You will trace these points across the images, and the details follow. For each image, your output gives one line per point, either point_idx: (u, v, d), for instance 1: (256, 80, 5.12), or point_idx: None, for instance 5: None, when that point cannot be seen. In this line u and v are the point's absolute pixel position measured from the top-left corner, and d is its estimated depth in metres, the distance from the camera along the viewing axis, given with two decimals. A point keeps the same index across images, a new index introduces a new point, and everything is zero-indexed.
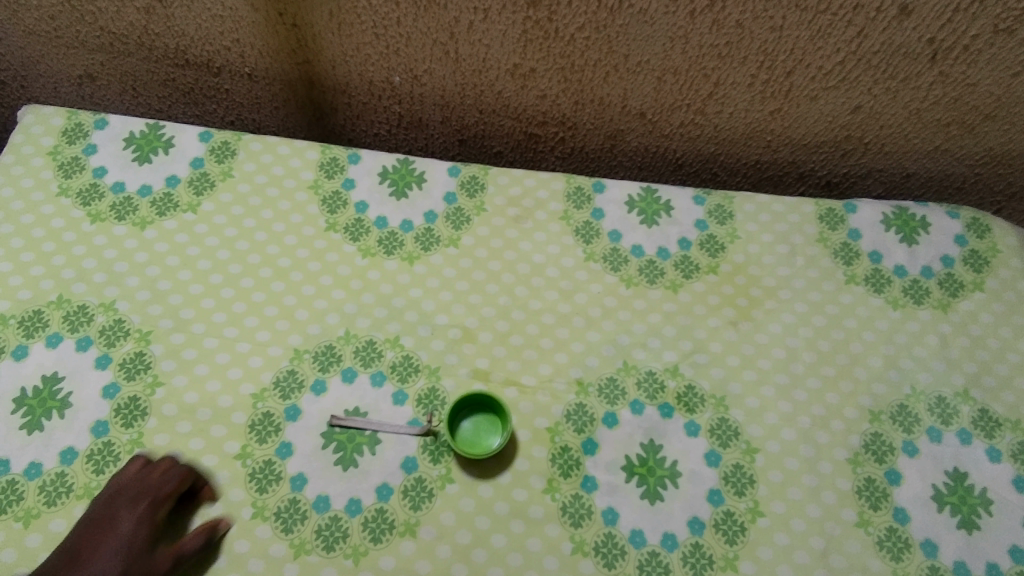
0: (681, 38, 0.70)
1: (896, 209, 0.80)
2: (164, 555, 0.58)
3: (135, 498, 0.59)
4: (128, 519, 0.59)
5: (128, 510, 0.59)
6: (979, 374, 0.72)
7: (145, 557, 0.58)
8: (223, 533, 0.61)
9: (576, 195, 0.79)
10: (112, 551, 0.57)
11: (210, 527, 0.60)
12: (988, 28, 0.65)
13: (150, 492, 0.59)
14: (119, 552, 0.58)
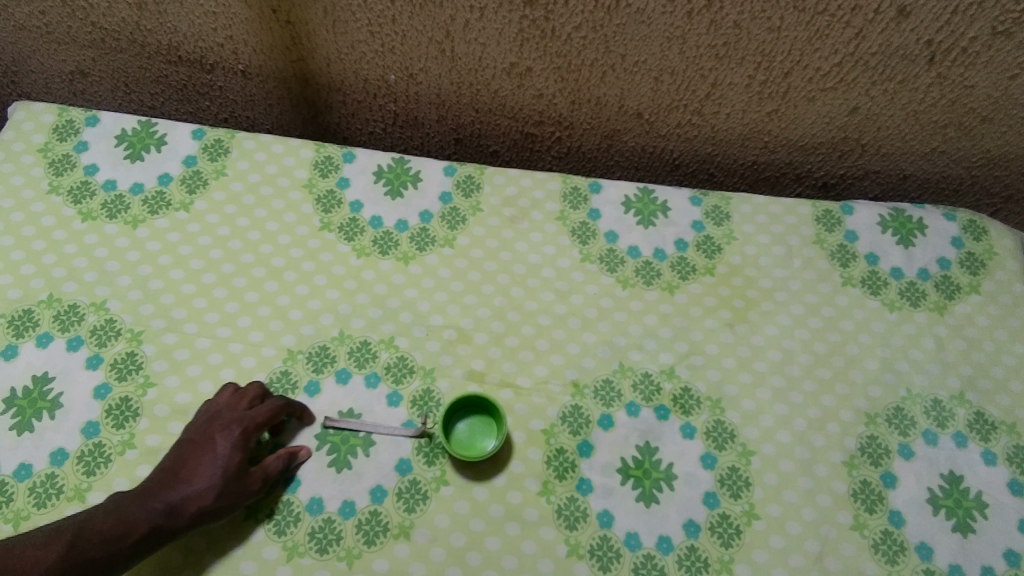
0: (679, 39, 0.69)
1: (893, 211, 0.79)
2: (258, 473, 0.61)
3: (230, 421, 0.62)
4: (224, 440, 0.61)
5: (224, 433, 0.61)
6: (975, 377, 0.72)
7: (240, 475, 0.60)
8: (311, 459, 0.64)
9: (572, 196, 0.79)
10: (209, 468, 0.60)
11: (298, 453, 0.64)
12: (986, 30, 0.65)
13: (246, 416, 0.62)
14: (218, 469, 0.60)
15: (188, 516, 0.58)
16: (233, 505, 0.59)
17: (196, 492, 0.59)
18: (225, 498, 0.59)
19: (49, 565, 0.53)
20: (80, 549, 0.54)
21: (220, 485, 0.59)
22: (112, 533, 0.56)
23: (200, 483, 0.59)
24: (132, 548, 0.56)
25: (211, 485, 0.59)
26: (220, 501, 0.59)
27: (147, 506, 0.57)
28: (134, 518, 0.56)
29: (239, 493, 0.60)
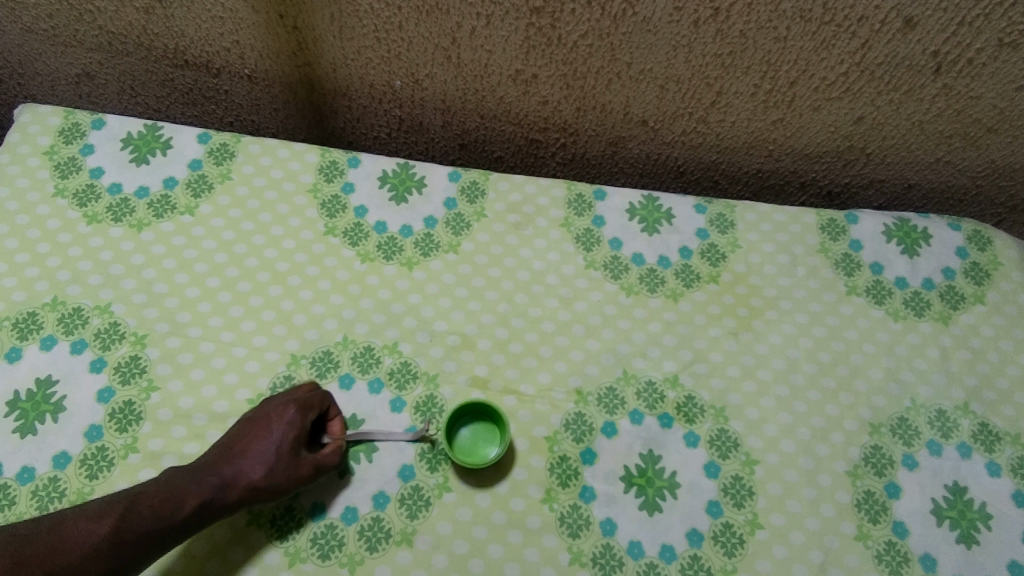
0: (685, 48, 0.69)
1: (897, 220, 0.79)
2: (310, 458, 0.62)
3: (286, 406, 0.63)
4: (278, 421, 0.62)
5: (278, 415, 0.63)
6: (979, 388, 0.72)
7: (293, 457, 0.61)
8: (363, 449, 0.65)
9: (577, 203, 0.79)
10: (263, 448, 0.61)
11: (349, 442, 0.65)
12: (992, 42, 0.65)
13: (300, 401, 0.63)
14: (273, 450, 0.61)
15: (237, 494, 0.59)
16: (284, 487, 0.60)
17: (249, 470, 0.60)
18: (278, 478, 0.60)
19: (100, 538, 0.54)
20: (131, 520, 0.55)
21: (274, 465, 0.60)
22: (163, 507, 0.56)
23: (254, 463, 0.60)
24: (182, 521, 0.57)
25: (263, 464, 0.60)
26: (272, 480, 0.60)
27: (200, 482, 0.59)
28: (187, 493, 0.58)
29: (291, 475, 0.60)
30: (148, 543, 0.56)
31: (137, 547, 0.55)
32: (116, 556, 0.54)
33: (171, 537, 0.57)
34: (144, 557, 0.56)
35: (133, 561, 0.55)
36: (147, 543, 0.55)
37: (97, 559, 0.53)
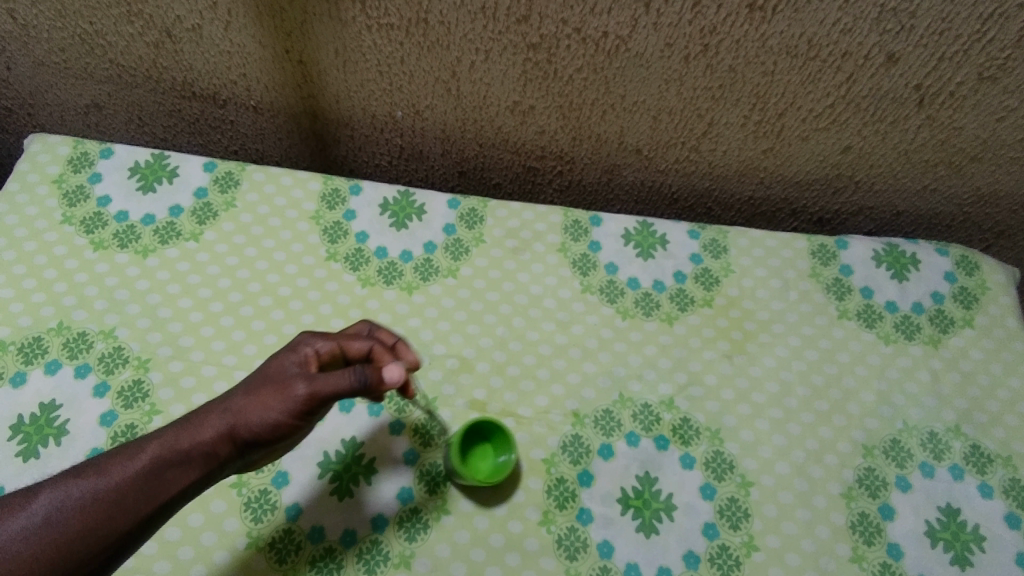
0: (676, 81, 0.72)
1: (886, 245, 0.81)
2: (300, 374, 0.54)
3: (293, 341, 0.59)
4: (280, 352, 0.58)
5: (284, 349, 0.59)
6: (970, 410, 0.73)
7: (282, 376, 0.55)
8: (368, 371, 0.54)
9: (573, 228, 0.81)
10: (259, 374, 0.56)
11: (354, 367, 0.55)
12: (972, 75, 0.67)
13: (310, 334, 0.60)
14: (264, 374, 0.55)
15: (217, 425, 0.53)
16: (269, 404, 0.53)
17: (235, 396, 0.54)
18: (262, 396, 0.54)
19: (35, 512, 0.48)
20: (86, 477, 0.50)
21: (260, 385, 0.54)
22: (128, 453, 0.51)
23: (243, 387, 0.55)
24: (146, 468, 0.51)
25: (251, 388, 0.55)
26: (256, 398, 0.54)
27: (178, 424, 0.53)
28: (162, 432, 0.53)
29: (276, 393, 0.53)
30: (102, 504, 0.49)
31: (88, 509, 0.49)
32: (55, 527, 0.48)
33: (137, 490, 0.50)
34: (101, 522, 0.48)
35: (83, 527, 0.48)
36: (86, 507, 0.49)
37: (37, 530, 0.48)
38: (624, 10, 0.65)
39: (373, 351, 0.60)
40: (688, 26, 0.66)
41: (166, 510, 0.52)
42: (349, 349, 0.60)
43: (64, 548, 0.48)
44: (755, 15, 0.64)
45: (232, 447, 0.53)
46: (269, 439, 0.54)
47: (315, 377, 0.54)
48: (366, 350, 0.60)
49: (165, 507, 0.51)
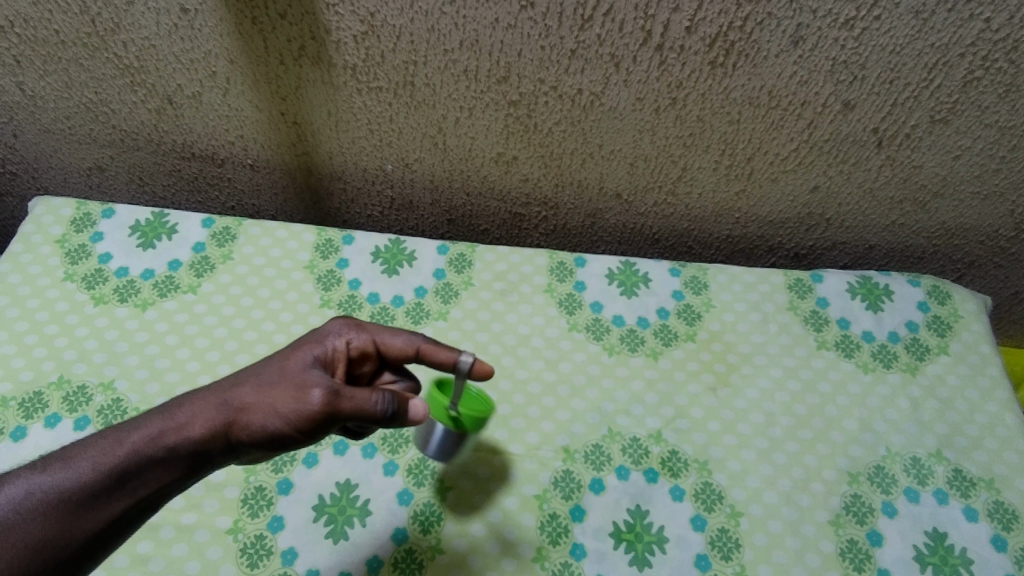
0: (649, 131, 0.76)
1: (860, 278, 0.85)
2: (324, 378, 0.54)
3: (323, 330, 0.60)
4: (304, 343, 0.58)
5: (313, 334, 0.59)
6: (950, 435, 0.75)
7: (302, 375, 0.54)
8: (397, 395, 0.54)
9: (558, 270, 0.84)
10: (280, 363, 0.55)
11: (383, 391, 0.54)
12: (925, 118, 0.71)
13: (348, 326, 0.61)
14: (282, 371, 0.54)
15: (216, 418, 0.51)
16: (279, 406, 0.52)
17: (243, 387, 0.53)
18: (273, 394, 0.52)
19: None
20: (53, 469, 0.46)
21: (275, 381, 0.53)
22: (107, 443, 0.48)
23: (257, 378, 0.54)
24: (125, 461, 0.48)
25: (263, 381, 0.53)
26: (268, 395, 0.52)
27: (167, 414, 0.51)
28: (152, 419, 0.50)
29: (288, 395, 0.52)
30: (73, 499, 0.45)
31: (53, 507, 0.45)
32: (18, 525, 0.44)
33: (115, 485, 0.47)
34: (71, 523, 0.45)
35: (51, 524, 0.44)
36: (54, 503, 0.45)
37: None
38: (596, 68, 0.70)
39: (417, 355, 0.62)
40: (657, 81, 0.70)
41: (143, 507, 0.49)
42: (385, 349, 0.62)
43: (20, 551, 0.43)
44: (717, 70, 0.69)
45: (225, 445, 0.51)
46: (267, 443, 0.52)
47: (338, 394, 0.52)
48: (409, 350, 0.62)
49: (141, 503, 0.49)
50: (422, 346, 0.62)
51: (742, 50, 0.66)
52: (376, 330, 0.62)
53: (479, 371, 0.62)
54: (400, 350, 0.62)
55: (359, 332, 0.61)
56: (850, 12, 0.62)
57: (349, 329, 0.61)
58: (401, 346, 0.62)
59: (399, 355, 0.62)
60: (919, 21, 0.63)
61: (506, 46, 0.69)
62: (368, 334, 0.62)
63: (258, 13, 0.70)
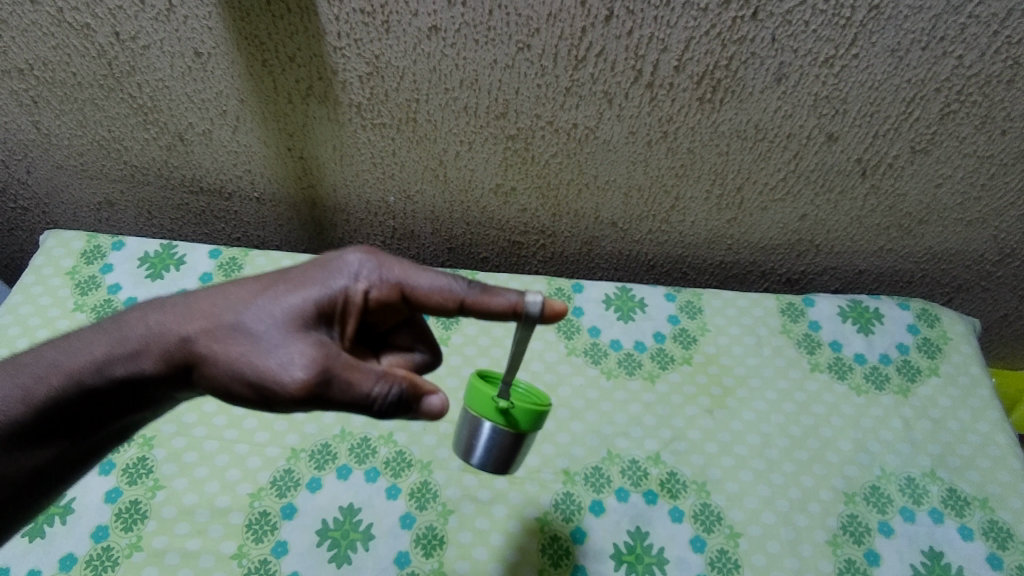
0: (642, 162, 0.79)
1: (850, 302, 0.87)
2: (317, 349, 0.48)
3: (336, 265, 0.52)
4: (307, 278, 0.51)
5: (320, 270, 0.52)
6: (944, 455, 0.76)
7: (286, 333, 0.48)
8: (406, 389, 0.49)
9: (557, 296, 0.86)
10: (267, 296, 0.50)
11: (384, 381, 0.49)
12: (906, 149, 0.74)
13: (367, 265, 0.53)
14: (266, 307, 0.49)
15: (171, 351, 0.50)
16: (247, 360, 0.48)
17: (215, 317, 0.49)
18: (241, 338, 0.49)
19: None
20: None
21: (249, 319, 0.49)
22: (44, 370, 0.50)
23: (234, 311, 0.49)
24: (65, 390, 0.49)
25: (237, 317, 0.49)
26: (235, 336, 0.49)
27: (117, 337, 0.51)
28: (99, 343, 0.50)
29: (259, 353, 0.48)
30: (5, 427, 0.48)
31: None
32: None
33: (48, 415, 0.50)
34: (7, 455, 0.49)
35: None
36: None
37: None
38: (590, 104, 0.73)
39: (462, 303, 0.52)
40: (648, 116, 0.74)
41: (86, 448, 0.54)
42: (418, 295, 0.53)
43: None
44: (705, 106, 0.72)
45: (177, 380, 0.51)
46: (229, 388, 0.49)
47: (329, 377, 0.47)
48: (447, 299, 0.52)
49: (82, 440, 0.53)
50: (468, 290, 0.52)
51: (728, 87, 0.70)
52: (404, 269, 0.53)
53: (546, 315, 0.51)
54: (440, 295, 0.52)
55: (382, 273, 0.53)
56: (829, 51, 0.65)
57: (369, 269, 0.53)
58: (441, 288, 0.52)
59: (437, 302, 0.52)
60: (895, 59, 0.66)
61: (504, 84, 0.72)
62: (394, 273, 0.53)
63: (267, 56, 0.73)
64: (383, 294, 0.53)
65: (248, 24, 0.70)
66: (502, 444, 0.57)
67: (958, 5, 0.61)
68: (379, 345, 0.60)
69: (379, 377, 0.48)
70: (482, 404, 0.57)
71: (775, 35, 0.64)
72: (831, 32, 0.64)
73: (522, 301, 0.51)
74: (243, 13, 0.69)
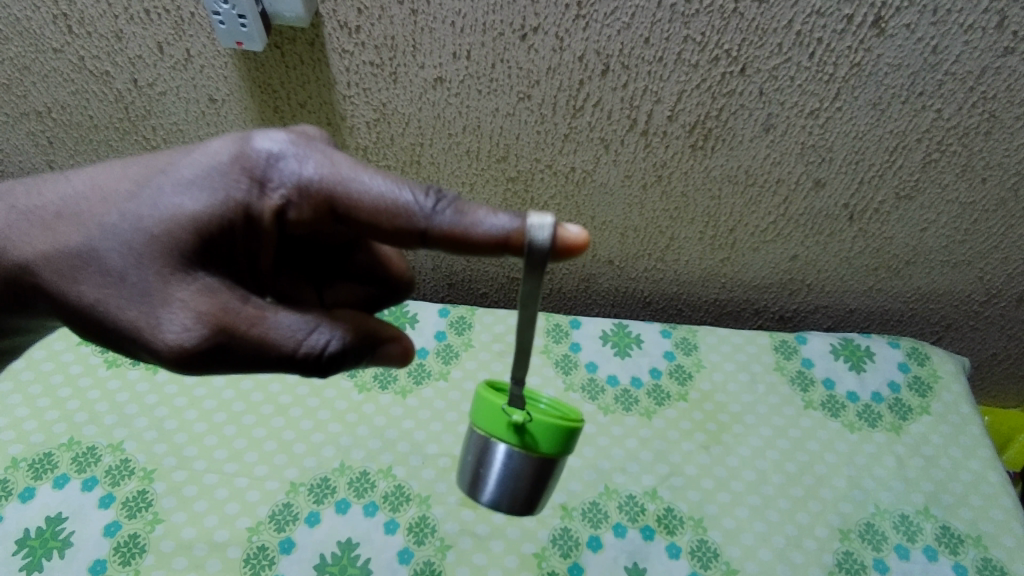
0: (638, 205, 0.82)
1: (842, 340, 0.89)
2: (212, 304, 0.41)
3: (243, 164, 0.43)
4: (189, 185, 0.42)
5: (209, 170, 0.43)
6: (937, 492, 0.77)
7: (158, 277, 0.41)
8: (347, 337, 0.44)
9: (554, 331, 0.88)
10: (130, 212, 0.42)
11: (314, 334, 0.43)
12: (890, 195, 0.77)
13: (292, 171, 0.43)
14: (126, 233, 0.41)
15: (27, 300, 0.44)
16: (106, 305, 0.41)
17: (63, 241, 0.42)
18: (92, 271, 0.42)
19: None
20: None
21: (105, 249, 0.41)
22: None
23: (86, 234, 0.42)
24: None
25: (90, 245, 0.42)
26: (87, 269, 0.42)
27: None
28: None
29: (122, 299, 0.41)
30: None
31: None
32: None
33: None
34: None
35: None
36: None
37: None
38: (587, 149, 0.76)
39: (425, 233, 0.41)
40: (643, 162, 0.77)
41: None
42: (363, 216, 0.42)
43: None
44: (698, 152, 0.75)
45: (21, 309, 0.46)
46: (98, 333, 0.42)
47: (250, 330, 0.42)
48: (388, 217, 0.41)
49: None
50: (434, 217, 0.40)
51: (719, 135, 0.73)
52: (340, 177, 0.42)
53: (555, 251, 0.38)
54: (396, 220, 0.41)
55: (309, 182, 0.42)
56: (814, 104, 0.69)
57: (295, 178, 0.42)
58: (389, 205, 0.41)
59: (384, 225, 0.41)
60: (877, 111, 0.69)
61: (505, 131, 0.75)
62: (328, 183, 0.42)
63: (279, 103, 0.76)
64: (307, 213, 0.43)
65: (262, 74, 0.73)
66: (522, 472, 0.51)
67: (935, 63, 0.64)
68: (325, 278, 0.53)
69: (309, 329, 0.43)
70: (488, 422, 0.51)
71: (762, 88, 0.68)
72: (815, 87, 0.67)
73: (501, 235, 0.39)
74: (257, 64, 0.72)
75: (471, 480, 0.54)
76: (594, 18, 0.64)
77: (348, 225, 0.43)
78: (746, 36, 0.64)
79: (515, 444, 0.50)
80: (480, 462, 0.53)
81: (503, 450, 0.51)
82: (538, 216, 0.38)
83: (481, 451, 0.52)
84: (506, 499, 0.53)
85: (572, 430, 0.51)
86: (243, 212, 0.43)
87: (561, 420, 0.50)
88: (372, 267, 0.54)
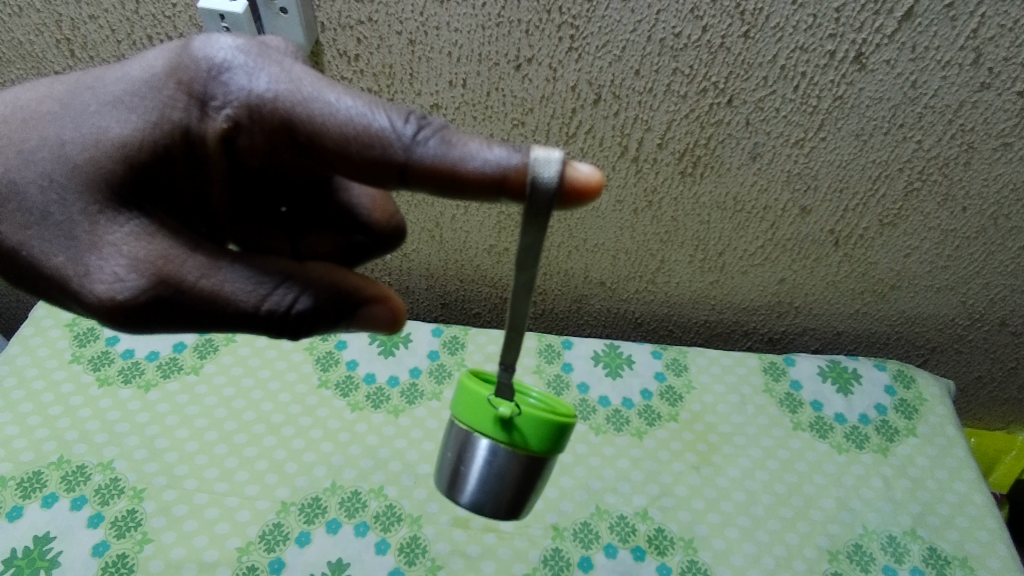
0: (629, 229, 0.84)
1: (829, 362, 0.90)
2: (148, 252, 0.42)
3: (181, 78, 0.42)
4: (114, 105, 0.42)
5: (135, 91, 0.43)
6: (924, 514, 0.78)
7: (83, 218, 0.41)
8: (317, 296, 0.44)
9: (546, 351, 0.89)
10: (51, 136, 0.42)
11: (277, 294, 0.43)
12: (874, 222, 0.79)
13: (250, 89, 0.41)
14: (43, 164, 0.41)
15: None
16: (29, 248, 0.41)
17: None
18: (13, 212, 0.41)
19: None
20: None
21: (23, 183, 0.41)
22: None
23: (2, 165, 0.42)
24: None
25: (3, 178, 0.42)
26: (5, 210, 0.41)
27: None
28: None
29: (44, 241, 0.41)
30: None
31: None
32: None
33: None
34: None
35: None
36: None
37: None
38: None
39: (405, 167, 0.39)
40: (634, 187, 0.78)
41: None
42: (321, 139, 0.40)
43: None
44: (687, 178, 0.77)
45: None
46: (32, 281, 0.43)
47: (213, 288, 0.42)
48: (351, 143, 0.40)
49: None
50: (418, 149, 0.39)
51: (707, 162, 0.75)
52: (296, 98, 0.40)
53: (566, 192, 0.37)
54: (372, 151, 0.40)
55: (262, 102, 0.41)
56: (799, 134, 0.71)
57: (252, 97, 0.41)
58: (355, 130, 0.40)
59: (347, 148, 0.40)
60: (860, 142, 0.71)
61: None
62: (294, 105, 0.40)
63: None
64: (259, 140, 0.42)
65: None
66: (507, 472, 0.51)
67: (915, 97, 0.66)
68: (298, 230, 0.54)
69: (273, 289, 0.43)
70: (470, 416, 0.52)
71: (748, 119, 0.70)
72: (800, 118, 0.69)
73: (481, 172, 0.38)
74: None
75: (449, 481, 0.54)
76: (587, 50, 0.66)
77: (305, 150, 0.41)
78: (733, 69, 0.66)
79: (499, 440, 0.51)
80: (460, 460, 0.53)
81: (486, 446, 0.51)
82: (544, 151, 0.38)
83: (462, 449, 0.53)
84: (488, 502, 0.53)
85: (561, 427, 0.51)
86: (186, 135, 0.42)
87: (549, 416, 0.50)
88: (347, 216, 0.54)
